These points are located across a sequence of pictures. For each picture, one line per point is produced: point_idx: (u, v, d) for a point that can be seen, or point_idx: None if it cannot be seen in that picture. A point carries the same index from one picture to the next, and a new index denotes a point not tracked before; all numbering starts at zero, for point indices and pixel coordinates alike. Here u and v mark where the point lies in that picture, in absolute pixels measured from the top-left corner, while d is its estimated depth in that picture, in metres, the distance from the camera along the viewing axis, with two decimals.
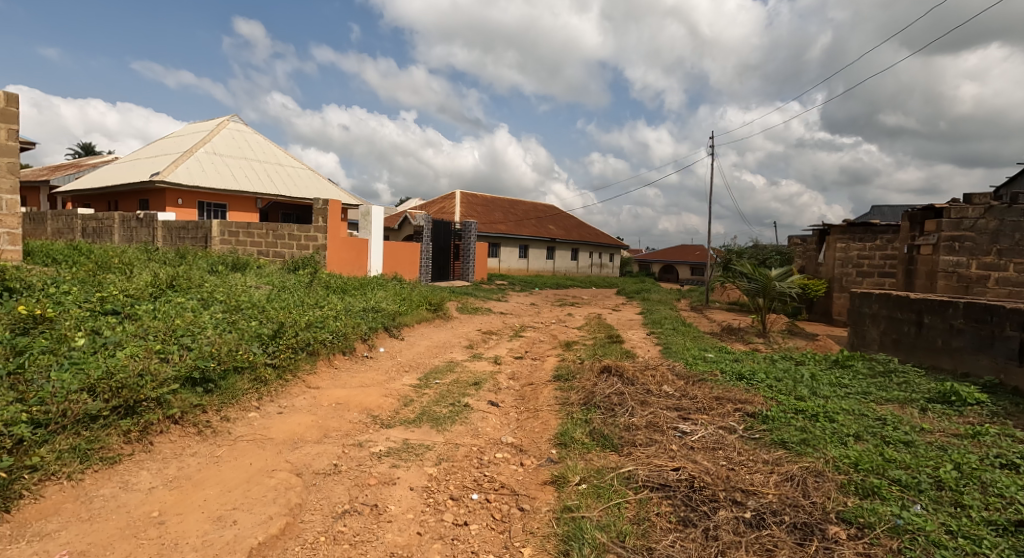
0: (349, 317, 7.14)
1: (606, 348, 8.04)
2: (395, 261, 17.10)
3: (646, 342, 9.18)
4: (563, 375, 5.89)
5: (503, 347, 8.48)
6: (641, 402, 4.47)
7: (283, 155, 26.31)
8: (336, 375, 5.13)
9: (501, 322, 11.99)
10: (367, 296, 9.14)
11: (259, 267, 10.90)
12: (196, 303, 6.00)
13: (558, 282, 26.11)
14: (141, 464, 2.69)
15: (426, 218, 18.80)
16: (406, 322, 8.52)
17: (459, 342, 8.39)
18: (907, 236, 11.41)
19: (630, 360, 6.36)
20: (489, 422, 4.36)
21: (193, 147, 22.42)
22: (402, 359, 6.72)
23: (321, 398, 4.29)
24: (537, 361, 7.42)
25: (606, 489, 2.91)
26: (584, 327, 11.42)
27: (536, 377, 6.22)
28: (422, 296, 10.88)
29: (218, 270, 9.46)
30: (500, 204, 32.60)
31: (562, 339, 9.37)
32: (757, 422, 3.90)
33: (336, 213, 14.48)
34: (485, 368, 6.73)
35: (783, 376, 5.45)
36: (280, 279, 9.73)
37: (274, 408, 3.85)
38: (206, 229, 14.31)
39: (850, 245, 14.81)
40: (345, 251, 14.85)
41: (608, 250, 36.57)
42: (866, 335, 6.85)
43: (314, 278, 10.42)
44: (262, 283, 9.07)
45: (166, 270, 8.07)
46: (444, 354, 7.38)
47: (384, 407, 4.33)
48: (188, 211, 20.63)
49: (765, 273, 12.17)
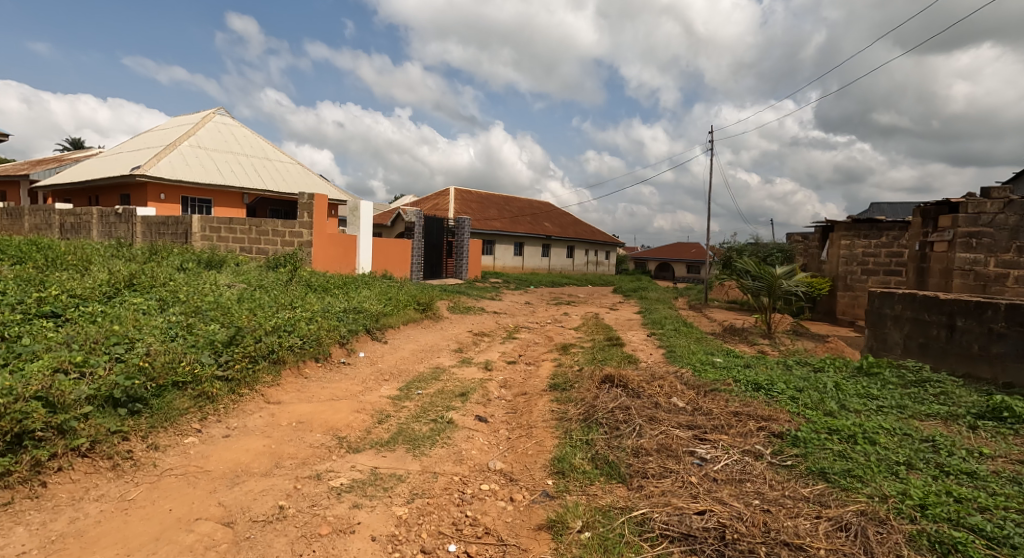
0: (326, 319, 6.53)
1: (606, 351, 7.48)
2: (384, 258, 16.48)
3: (647, 344, 8.63)
4: (561, 384, 5.31)
5: (496, 350, 7.90)
6: (650, 419, 3.91)
7: (271, 149, 25.59)
8: (304, 386, 4.54)
9: (494, 322, 11.41)
10: (350, 296, 8.51)
11: (237, 265, 10.27)
12: (152, 306, 5.38)
13: (553, 280, 25.53)
14: (19, 518, 2.15)
15: (418, 214, 18.26)
16: (391, 323, 7.92)
17: (448, 345, 7.80)
18: (919, 233, 10.95)
19: (633, 367, 5.80)
20: (475, 444, 3.78)
21: (177, 140, 21.67)
22: (383, 365, 6.11)
23: (280, 416, 3.70)
24: (531, 366, 6.84)
25: (615, 541, 2.35)
26: (582, 328, 10.84)
27: (530, 386, 5.63)
28: (410, 295, 10.28)
29: (191, 267, 8.83)
30: (495, 200, 31.98)
31: (558, 341, 8.79)
32: (786, 445, 3.35)
33: (322, 207, 13.87)
34: (475, 375, 6.13)
35: (805, 386, 4.91)
36: (258, 277, 9.11)
37: (222, 430, 3.27)
38: (185, 224, 13.56)
39: (855, 242, 14.32)
40: (332, 247, 14.26)
41: (604, 248, 36.02)
42: (888, 339, 6.22)
43: (294, 275, 9.79)
44: (237, 281, 8.45)
45: (129, 268, 7.41)
46: (430, 359, 6.78)
47: (355, 426, 3.75)
48: (171, 206, 19.91)
49: (771, 271, 11.58)
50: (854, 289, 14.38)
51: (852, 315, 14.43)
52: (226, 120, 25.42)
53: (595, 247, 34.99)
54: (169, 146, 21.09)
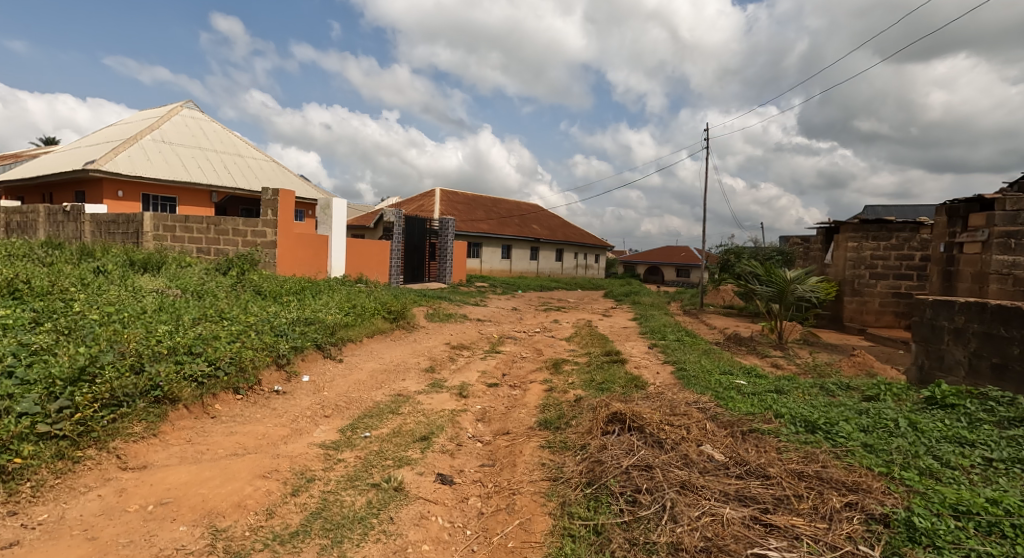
0: (261, 333, 5.27)
1: (605, 370, 6.31)
2: (359, 261, 15.16)
3: (650, 359, 7.50)
4: (553, 422, 4.13)
5: (475, 368, 6.66)
6: (684, 487, 2.74)
7: (243, 146, 24.12)
8: (201, 434, 3.25)
9: (476, 332, 10.19)
10: (302, 304, 7.21)
11: (180, 267, 8.94)
12: (18, 320, 4.10)
13: (541, 283, 24.33)
14: None
15: (398, 214, 17.02)
16: (350, 337, 6.67)
17: (417, 362, 6.55)
18: (945, 232, 10.00)
19: (641, 397, 4.64)
20: (430, 531, 2.56)
21: (138, 134, 20.14)
22: (328, 393, 4.86)
23: (133, 493, 2.43)
24: (516, 392, 5.62)
25: None
26: (575, 338, 9.65)
27: (514, 422, 4.42)
28: (380, 302, 9.03)
29: (114, 269, 7.51)
30: (481, 202, 30.77)
31: (548, 356, 7.60)
32: (904, 546, 2.18)
33: (288, 205, 12.57)
34: (445, 405, 4.89)
35: (875, 427, 3.75)
36: (197, 281, 7.81)
37: (9, 536, 2.05)
38: (135, 223, 12.16)
39: (863, 244, 13.29)
40: (300, 248, 12.95)
41: (593, 251, 34.99)
42: (946, 358, 5.34)
43: (243, 279, 8.46)
44: (170, 287, 7.11)
45: (25, 270, 6.03)
46: (392, 382, 5.52)
47: (250, 506, 2.50)
48: (130, 204, 18.38)
49: (783, 275, 10.45)
50: (862, 295, 13.39)
51: (860, 322, 13.44)
52: (195, 114, 23.97)
53: (584, 250, 33.92)
54: (129, 140, 19.57)
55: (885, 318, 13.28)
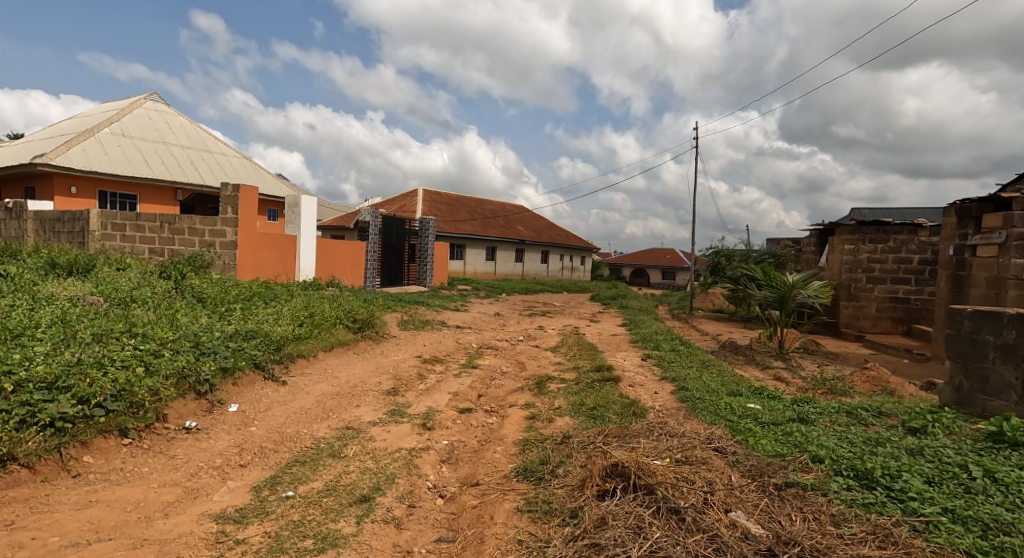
0: (178, 351, 4.31)
1: (596, 391, 5.47)
2: (330, 263, 14.11)
3: (644, 374, 6.71)
4: (534, 471, 3.25)
5: (445, 388, 5.74)
6: None
7: (212, 142, 22.89)
8: (35, 513, 2.36)
9: (453, 341, 9.29)
10: (247, 314, 6.23)
11: (114, 270, 7.91)
12: None
13: (526, 287, 23.48)
14: None
15: (374, 214, 16.00)
16: (300, 353, 5.72)
17: (378, 383, 5.60)
18: (954, 234, 9.35)
19: (640, 433, 3.81)
20: None
21: (95, 127, 18.84)
22: (257, 428, 3.92)
23: None
24: (491, 421, 4.73)
25: None
26: (560, 349, 8.79)
27: (487, 466, 3.53)
28: (344, 309, 8.06)
29: (26, 274, 6.47)
30: (464, 202, 29.82)
31: (531, 372, 6.75)
32: None
33: (251, 202, 11.53)
34: (403, 442, 3.98)
35: (947, 479, 2.92)
36: (128, 287, 6.79)
37: None
38: (81, 221, 11.02)
39: (860, 247, 12.67)
40: (263, 249, 11.91)
41: (578, 253, 34.31)
42: (991, 379, 4.63)
43: (182, 284, 7.43)
44: (89, 295, 6.10)
45: None
46: (343, 411, 4.58)
47: None
48: (84, 201, 17.07)
49: (785, 279, 9.68)
50: (859, 299, 12.77)
51: (857, 328, 12.83)
52: (160, 107, 22.72)
53: (569, 252, 33.15)
54: (86, 133, 18.27)
55: (882, 324, 12.67)
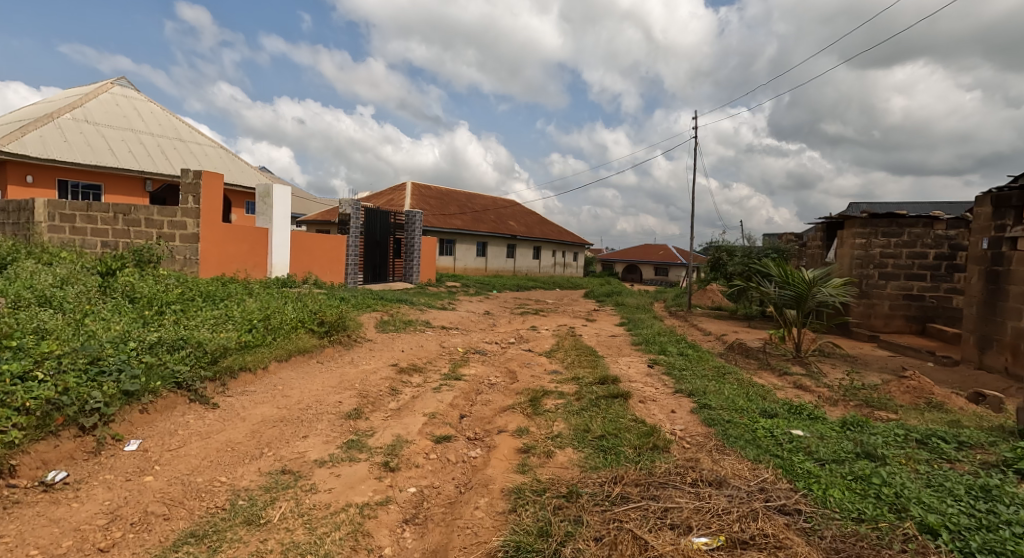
0: (60, 369, 3.29)
1: (600, 411, 4.51)
2: (305, 259, 12.94)
3: (654, 386, 5.76)
4: (530, 552, 2.27)
5: (420, 407, 4.74)
6: None
7: (186, 130, 21.59)
8: None
9: (436, 345, 8.30)
10: (183, 319, 5.20)
11: (39, 265, 6.81)
12: None
13: (518, 283, 22.52)
14: None
15: (354, 205, 14.84)
16: (244, 366, 4.69)
17: (336, 402, 4.60)
18: (989, 225, 8.47)
19: (667, 484, 2.83)
20: None
21: (55, 112, 17.52)
22: (156, 478, 2.89)
23: None
24: (474, 455, 3.74)
25: None
26: (557, 353, 7.84)
27: (462, 536, 2.54)
28: (310, 310, 7.02)
29: None
30: (454, 196, 28.74)
31: (523, 384, 5.79)
32: None
33: (215, 190, 10.41)
34: (354, 494, 2.96)
35: None
36: (45, 285, 5.69)
37: None
38: (25, 211, 9.66)
39: (872, 241, 11.81)
40: (228, 243, 10.82)
41: (572, 249, 33.40)
42: None
43: (114, 282, 6.34)
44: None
45: None
46: (283, 445, 3.55)
47: None
48: (42, 191, 15.79)
49: (803, 276, 8.75)
50: (871, 297, 11.91)
51: (868, 327, 11.99)
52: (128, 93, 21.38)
53: (561, 247, 32.18)
54: (44, 118, 16.98)
55: (895, 323, 11.84)
